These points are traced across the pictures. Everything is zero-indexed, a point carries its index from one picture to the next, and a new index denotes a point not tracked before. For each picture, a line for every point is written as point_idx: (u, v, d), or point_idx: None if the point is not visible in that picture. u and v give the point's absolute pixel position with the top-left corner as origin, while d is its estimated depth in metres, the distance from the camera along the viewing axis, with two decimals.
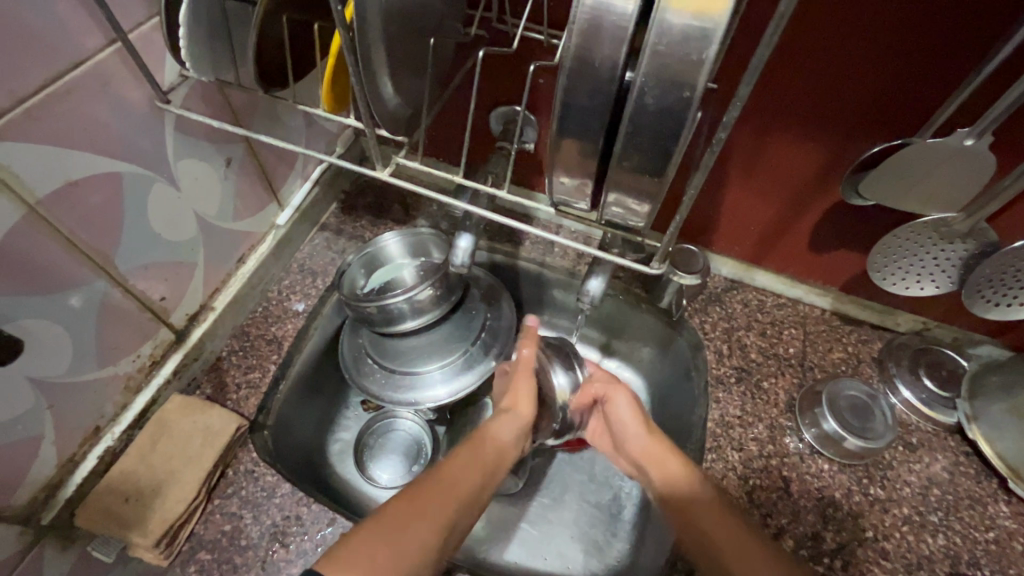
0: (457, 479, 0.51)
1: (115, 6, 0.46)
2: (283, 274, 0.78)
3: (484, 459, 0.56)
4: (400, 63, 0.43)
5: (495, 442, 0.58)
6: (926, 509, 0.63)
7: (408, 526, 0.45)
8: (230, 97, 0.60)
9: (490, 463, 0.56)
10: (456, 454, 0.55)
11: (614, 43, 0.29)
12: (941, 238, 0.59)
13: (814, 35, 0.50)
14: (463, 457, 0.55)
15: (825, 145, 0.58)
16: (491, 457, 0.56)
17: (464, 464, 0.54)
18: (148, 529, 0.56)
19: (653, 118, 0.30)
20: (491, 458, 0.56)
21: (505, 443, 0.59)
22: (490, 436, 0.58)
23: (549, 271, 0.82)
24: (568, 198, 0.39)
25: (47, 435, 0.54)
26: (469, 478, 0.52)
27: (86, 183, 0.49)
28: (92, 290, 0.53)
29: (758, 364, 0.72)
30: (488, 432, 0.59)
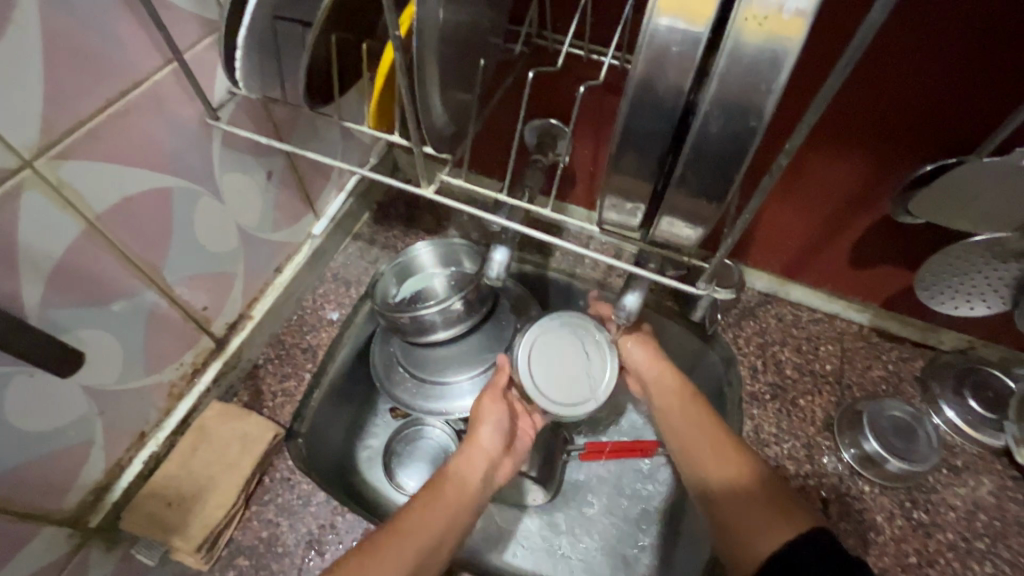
0: (410, 533, 0.53)
1: (173, 27, 0.47)
2: (318, 283, 0.80)
3: (444, 506, 0.56)
4: (449, 82, 0.44)
5: (460, 481, 0.59)
6: (972, 535, 0.61)
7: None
8: (274, 112, 0.61)
9: (451, 509, 0.56)
10: (410, 504, 0.56)
11: (680, 69, 0.29)
12: (993, 258, 0.57)
13: (866, 50, 0.49)
14: (418, 507, 0.56)
15: (874, 160, 0.57)
16: (451, 500, 0.57)
17: (420, 515, 0.55)
18: (190, 534, 0.57)
19: (717, 144, 0.30)
20: (449, 502, 0.57)
21: (468, 480, 0.59)
22: (453, 478, 0.59)
23: (578, 282, 0.82)
24: (617, 219, 0.39)
25: (97, 441, 0.55)
26: (425, 525, 0.54)
27: (140, 200, 0.50)
28: (142, 300, 0.55)
29: (793, 380, 0.71)
30: (449, 473, 0.59)
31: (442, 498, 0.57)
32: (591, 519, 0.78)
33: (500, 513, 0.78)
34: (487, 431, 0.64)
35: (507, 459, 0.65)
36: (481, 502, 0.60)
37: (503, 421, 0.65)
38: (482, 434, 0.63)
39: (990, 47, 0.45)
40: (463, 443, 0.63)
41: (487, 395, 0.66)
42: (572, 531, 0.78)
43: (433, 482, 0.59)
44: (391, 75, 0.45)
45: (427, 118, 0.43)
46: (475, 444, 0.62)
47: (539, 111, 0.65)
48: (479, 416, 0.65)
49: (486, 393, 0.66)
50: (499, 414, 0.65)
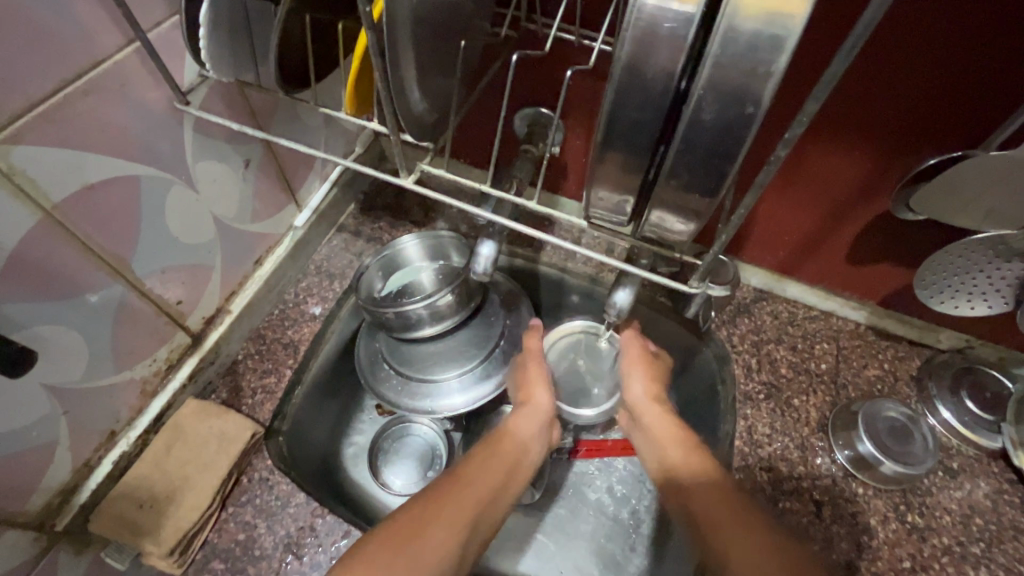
0: (477, 482, 0.52)
1: (135, 5, 0.44)
2: (301, 276, 0.77)
3: (506, 461, 0.57)
4: (428, 67, 0.41)
5: (516, 437, 0.60)
6: (968, 540, 0.60)
7: (422, 529, 0.46)
8: (250, 97, 0.58)
9: (511, 462, 0.57)
10: (472, 456, 0.56)
11: (671, 52, 0.26)
12: (996, 257, 0.55)
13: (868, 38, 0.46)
14: (479, 457, 0.56)
15: (873, 155, 0.55)
16: (510, 456, 0.57)
17: (482, 465, 0.55)
18: (162, 537, 0.55)
19: (710, 135, 0.28)
20: (509, 456, 0.57)
21: (524, 437, 0.60)
22: (510, 435, 0.60)
23: (570, 277, 0.80)
24: (605, 214, 0.36)
25: (62, 441, 0.53)
26: (487, 477, 0.54)
27: (104, 187, 0.48)
28: (109, 293, 0.52)
29: (788, 379, 0.69)
30: (506, 430, 0.60)
31: (501, 451, 0.57)
32: (580, 518, 0.77)
33: None
34: (544, 394, 0.65)
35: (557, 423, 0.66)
36: (537, 461, 0.60)
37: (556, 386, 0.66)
38: (537, 395, 0.65)
39: (1000, 35, 0.43)
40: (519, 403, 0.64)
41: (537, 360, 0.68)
42: (561, 530, 0.76)
43: (488, 440, 0.59)
44: (367, 59, 0.43)
45: (403, 103, 0.41)
46: (533, 405, 0.63)
47: (529, 99, 0.62)
48: (527, 381, 0.66)
49: (531, 359, 0.68)
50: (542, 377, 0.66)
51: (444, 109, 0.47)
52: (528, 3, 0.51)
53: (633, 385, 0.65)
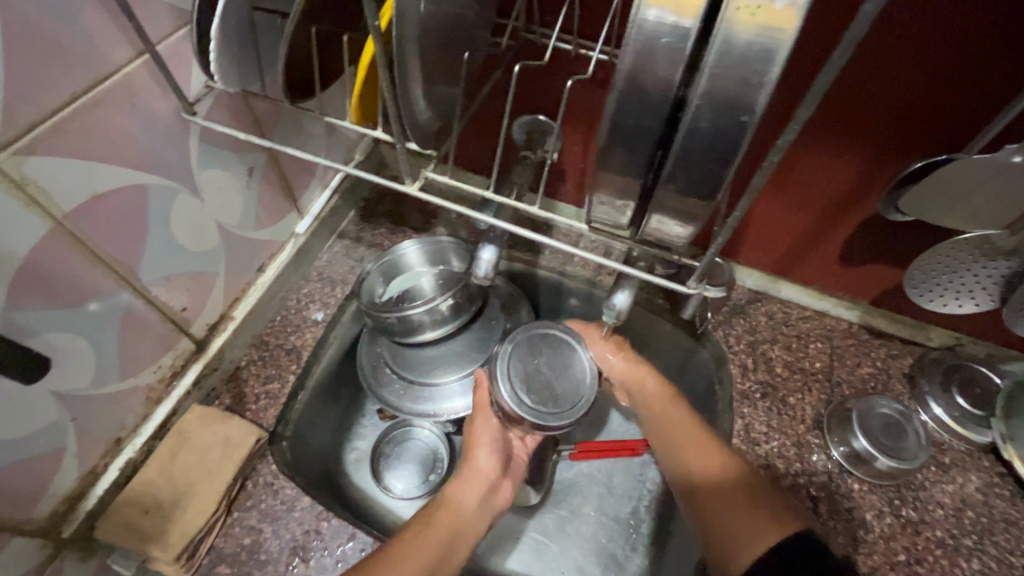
0: (408, 559, 0.51)
1: (145, 18, 0.45)
2: (302, 282, 0.78)
3: (445, 531, 0.54)
4: (433, 77, 0.42)
5: (454, 506, 0.57)
6: (960, 532, 0.62)
7: None
8: (254, 107, 0.59)
9: (448, 533, 0.55)
10: (408, 529, 0.55)
11: (670, 63, 0.28)
12: (983, 255, 0.56)
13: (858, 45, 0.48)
14: (414, 531, 0.54)
15: (862, 159, 0.57)
16: (449, 526, 0.55)
17: (418, 538, 0.53)
18: (168, 542, 0.55)
19: (707, 141, 0.29)
20: (446, 527, 0.55)
21: (463, 502, 0.58)
22: (449, 502, 0.58)
23: (568, 281, 0.81)
24: (606, 217, 0.37)
25: (69, 448, 0.53)
26: (421, 554, 0.51)
27: (112, 197, 0.49)
28: (116, 301, 0.53)
29: (783, 378, 0.71)
30: (446, 499, 0.58)
31: (437, 522, 0.55)
32: (581, 519, 0.78)
33: None
34: (485, 454, 0.63)
35: (504, 483, 0.64)
36: (480, 527, 0.58)
37: (501, 443, 0.64)
38: (480, 457, 0.62)
39: (984, 42, 0.45)
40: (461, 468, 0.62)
41: (482, 418, 0.64)
42: (562, 531, 0.77)
43: (427, 510, 0.57)
44: (372, 69, 0.44)
45: (409, 110, 0.42)
46: (473, 469, 0.61)
47: (527, 107, 0.64)
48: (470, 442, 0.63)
49: (477, 416, 0.65)
50: (490, 434, 0.63)
51: (447, 116, 0.49)
52: (527, 14, 0.53)
53: (606, 356, 0.67)
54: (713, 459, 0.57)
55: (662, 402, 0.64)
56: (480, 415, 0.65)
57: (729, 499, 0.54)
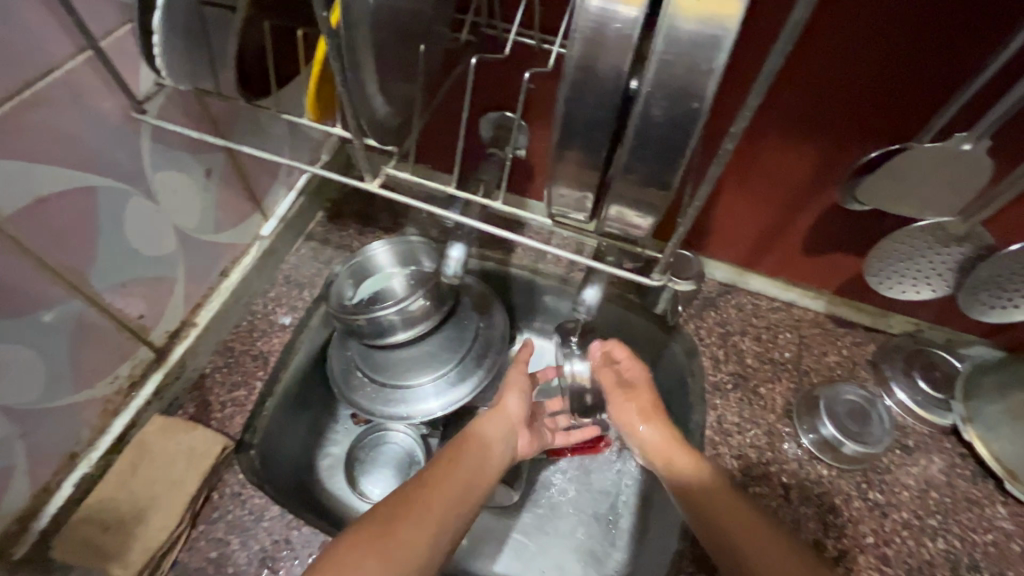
0: (444, 482, 0.53)
1: (87, 12, 0.43)
2: (268, 287, 0.75)
3: (474, 461, 0.57)
4: (390, 72, 0.42)
5: (483, 442, 0.60)
6: (925, 513, 0.63)
7: (393, 533, 0.46)
8: (209, 106, 0.57)
9: (477, 463, 0.57)
10: (441, 455, 0.57)
11: (620, 51, 0.27)
12: (937, 242, 0.57)
13: (807, 35, 0.49)
14: (447, 458, 0.56)
15: (820, 152, 0.58)
16: (477, 456, 0.58)
17: (452, 464, 0.56)
18: (130, 560, 0.52)
19: (661, 129, 0.29)
20: (477, 458, 0.58)
21: (490, 439, 0.61)
22: (476, 436, 0.60)
23: (540, 278, 0.81)
24: (566, 210, 0.37)
25: (19, 465, 0.51)
26: (457, 478, 0.54)
27: (58, 200, 0.46)
28: (66, 309, 0.51)
29: (754, 369, 0.72)
30: (476, 433, 0.61)
31: (470, 454, 0.58)
32: (559, 516, 0.78)
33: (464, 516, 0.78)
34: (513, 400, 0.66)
35: (524, 431, 0.66)
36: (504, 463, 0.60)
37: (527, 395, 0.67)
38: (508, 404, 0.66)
39: (932, 25, 0.45)
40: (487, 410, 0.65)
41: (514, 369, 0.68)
42: (540, 529, 0.77)
43: (457, 440, 0.60)
44: (328, 65, 0.43)
45: (365, 108, 0.41)
46: (500, 413, 0.64)
47: (492, 104, 0.63)
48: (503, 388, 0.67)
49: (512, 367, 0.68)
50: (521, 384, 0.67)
51: (407, 112, 0.48)
52: (488, 9, 0.53)
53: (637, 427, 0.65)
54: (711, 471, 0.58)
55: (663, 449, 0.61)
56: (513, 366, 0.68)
57: (734, 509, 0.54)
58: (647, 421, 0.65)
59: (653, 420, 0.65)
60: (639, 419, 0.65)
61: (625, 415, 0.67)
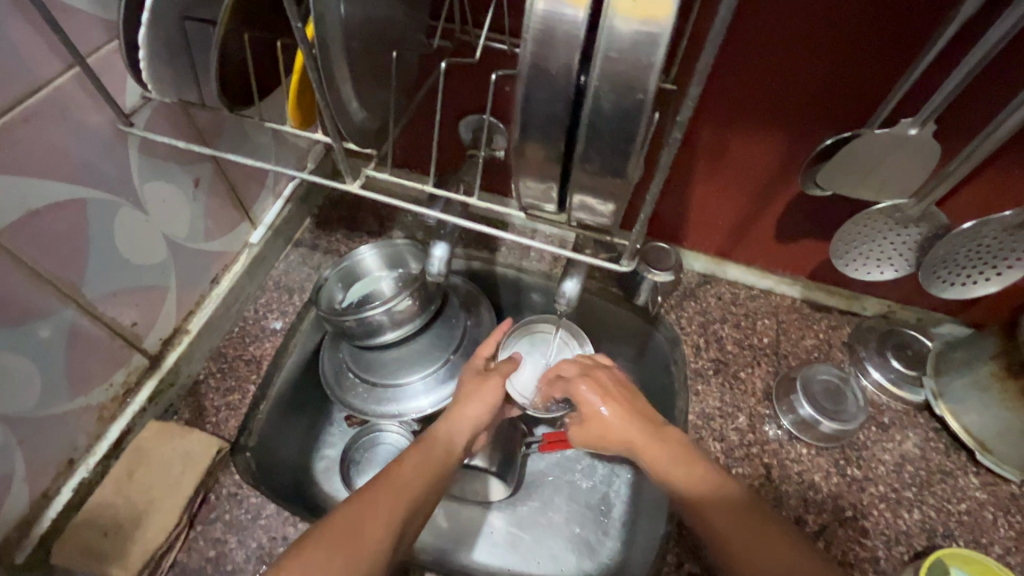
0: (406, 482, 0.53)
1: (73, 31, 0.45)
2: (259, 292, 0.77)
3: (435, 463, 0.57)
4: (363, 78, 0.44)
5: (445, 441, 0.60)
6: (901, 486, 0.66)
7: (353, 538, 0.47)
8: (195, 117, 0.59)
9: (439, 464, 0.57)
10: (405, 457, 0.57)
11: (568, 50, 0.30)
12: (895, 223, 0.60)
13: (745, 9, 0.51)
14: (412, 461, 0.56)
15: (783, 143, 0.61)
16: (440, 458, 0.58)
17: (415, 466, 0.55)
18: (129, 561, 0.54)
19: (611, 121, 0.31)
20: (439, 461, 0.58)
21: (454, 443, 0.60)
22: (440, 439, 0.60)
23: (526, 275, 0.83)
24: (536, 201, 0.39)
25: (19, 472, 0.53)
26: (417, 480, 0.54)
27: (49, 212, 0.48)
28: (60, 320, 0.52)
29: (734, 355, 0.74)
30: (436, 435, 0.60)
31: (432, 455, 0.57)
32: (554, 508, 0.80)
33: (459, 511, 0.80)
34: (477, 405, 0.64)
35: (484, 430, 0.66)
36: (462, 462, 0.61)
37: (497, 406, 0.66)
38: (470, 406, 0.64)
39: (866, 6, 0.47)
40: (450, 411, 0.63)
41: (495, 378, 0.66)
42: (535, 521, 0.79)
43: (420, 440, 0.59)
44: (306, 74, 0.46)
45: (343, 113, 0.44)
46: (464, 416, 0.63)
47: (469, 107, 0.66)
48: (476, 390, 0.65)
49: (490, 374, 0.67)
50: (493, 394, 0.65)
51: (383, 115, 0.50)
52: (460, 16, 0.55)
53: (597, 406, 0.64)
54: (718, 485, 0.55)
55: (637, 429, 0.61)
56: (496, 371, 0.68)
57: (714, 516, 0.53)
58: (604, 400, 0.64)
59: (615, 398, 0.64)
60: (599, 399, 0.64)
61: (577, 392, 0.66)
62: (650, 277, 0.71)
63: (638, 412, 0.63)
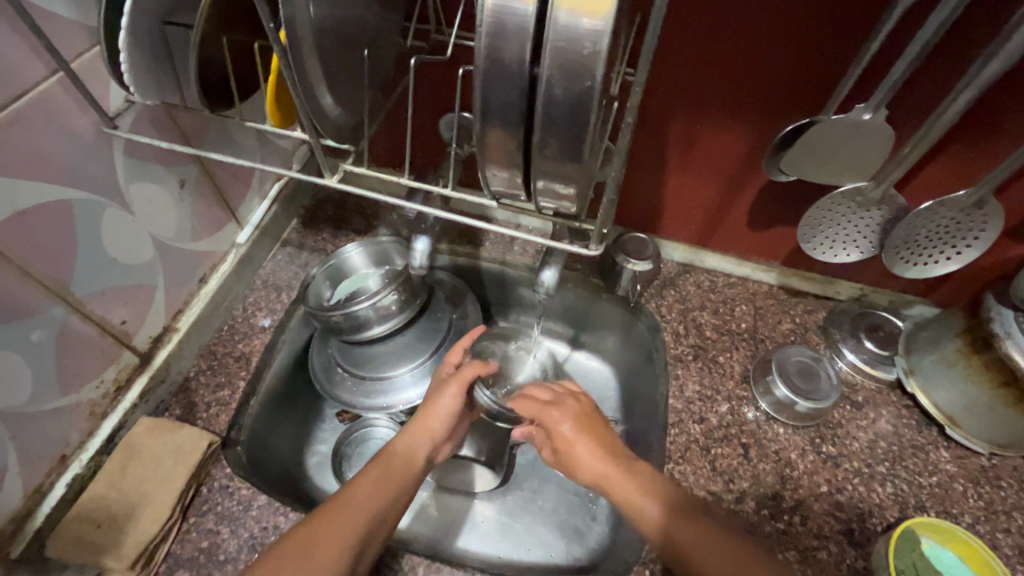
0: (363, 500, 0.55)
1: (58, 37, 0.47)
2: (248, 291, 0.79)
3: (394, 480, 0.59)
4: (338, 76, 0.46)
5: (405, 456, 0.62)
6: (874, 461, 0.68)
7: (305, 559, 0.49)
8: (179, 119, 0.60)
9: (399, 478, 0.59)
10: (362, 476, 0.58)
11: (521, 41, 0.32)
12: (858, 207, 0.62)
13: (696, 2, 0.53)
14: (370, 479, 0.58)
15: (750, 132, 0.63)
16: (399, 473, 0.60)
17: (373, 482, 0.57)
18: (123, 552, 0.55)
19: (564, 106, 0.33)
20: (400, 475, 0.59)
21: (416, 457, 0.62)
22: (400, 455, 0.61)
23: (510, 269, 0.85)
24: (504, 188, 0.41)
25: (13, 467, 0.54)
26: (374, 496, 0.56)
27: (36, 212, 0.50)
28: (50, 317, 0.54)
29: (712, 340, 0.76)
30: (395, 451, 0.62)
31: (391, 471, 0.59)
32: (542, 496, 0.82)
33: (449, 501, 0.82)
34: (439, 420, 0.64)
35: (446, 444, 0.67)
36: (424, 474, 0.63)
37: (456, 415, 0.66)
38: (432, 422, 0.64)
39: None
40: (412, 426, 0.64)
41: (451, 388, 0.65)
42: (524, 509, 0.81)
43: (381, 455, 0.61)
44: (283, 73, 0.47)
45: (318, 109, 0.46)
46: (424, 429, 0.64)
47: (447, 105, 0.68)
48: (437, 403, 0.65)
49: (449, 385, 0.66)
50: (451, 408, 0.65)
51: (359, 112, 0.52)
52: (434, 17, 0.58)
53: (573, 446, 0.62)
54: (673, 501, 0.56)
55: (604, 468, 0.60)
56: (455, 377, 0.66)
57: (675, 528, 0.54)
58: (576, 430, 0.63)
59: (587, 434, 0.63)
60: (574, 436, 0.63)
61: (554, 424, 0.64)
62: (628, 268, 0.75)
63: (607, 448, 0.62)
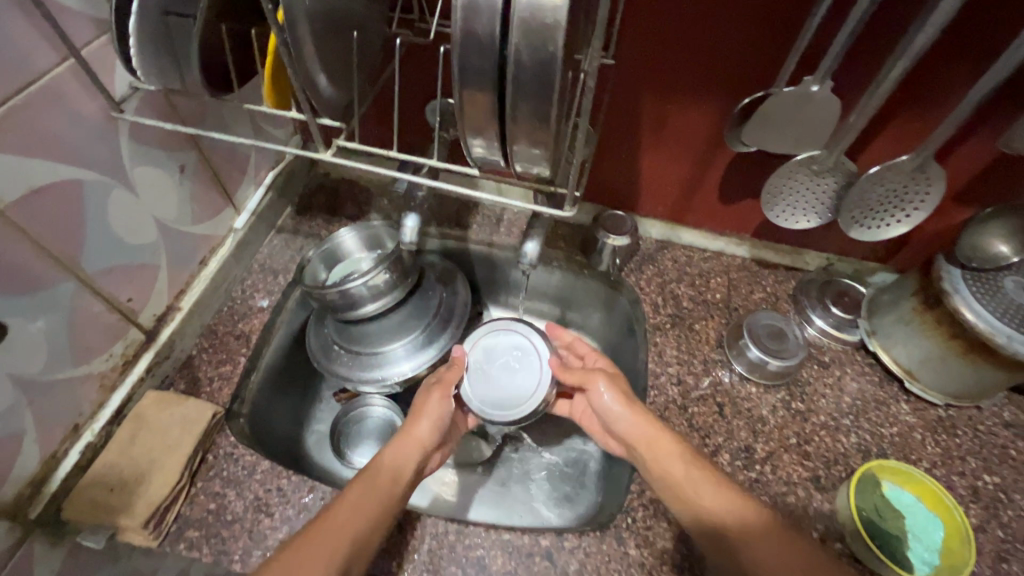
0: (348, 520, 0.54)
1: (68, 27, 0.51)
2: (246, 274, 0.82)
3: (381, 495, 0.58)
4: (329, 59, 0.50)
5: (392, 468, 0.61)
6: (840, 415, 0.73)
7: None
8: (179, 106, 0.64)
9: (386, 492, 0.58)
10: (348, 492, 0.57)
11: (491, 14, 0.36)
12: (813, 173, 0.66)
13: None
14: (355, 494, 0.57)
15: (713, 109, 0.68)
16: (387, 487, 0.59)
17: (358, 501, 0.56)
18: (136, 511, 0.59)
19: (531, 71, 0.37)
20: (385, 490, 0.59)
21: (403, 469, 0.61)
22: (387, 466, 0.61)
23: (496, 250, 0.89)
24: (485, 153, 0.45)
25: (29, 432, 0.58)
26: (360, 515, 0.55)
27: (49, 190, 0.53)
28: (61, 290, 0.57)
29: (689, 309, 0.81)
30: (382, 462, 0.61)
31: (378, 484, 0.59)
32: (535, 467, 0.86)
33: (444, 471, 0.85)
34: (425, 425, 0.65)
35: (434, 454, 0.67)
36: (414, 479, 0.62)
37: (444, 420, 0.67)
38: (418, 429, 0.65)
39: None
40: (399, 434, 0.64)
41: (436, 393, 0.68)
42: (518, 480, 0.85)
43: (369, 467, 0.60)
44: (278, 58, 0.52)
45: (313, 89, 0.50)
46: (411, 437, 0.64)
47: (432, 91, 0.72)
48: (423, 410, 0.66)
49: (434, 392, 0.68)
50: (438, 413, 0.66)
51: (350, 94, 0.56)
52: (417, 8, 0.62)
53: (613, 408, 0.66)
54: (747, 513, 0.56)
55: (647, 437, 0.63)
56: (437, 388, 0.69)
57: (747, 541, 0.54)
58: (615, 399, 0.66)
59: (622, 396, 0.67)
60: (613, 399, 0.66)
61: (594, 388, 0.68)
62: (608, 243, 0.80)
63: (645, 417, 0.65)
